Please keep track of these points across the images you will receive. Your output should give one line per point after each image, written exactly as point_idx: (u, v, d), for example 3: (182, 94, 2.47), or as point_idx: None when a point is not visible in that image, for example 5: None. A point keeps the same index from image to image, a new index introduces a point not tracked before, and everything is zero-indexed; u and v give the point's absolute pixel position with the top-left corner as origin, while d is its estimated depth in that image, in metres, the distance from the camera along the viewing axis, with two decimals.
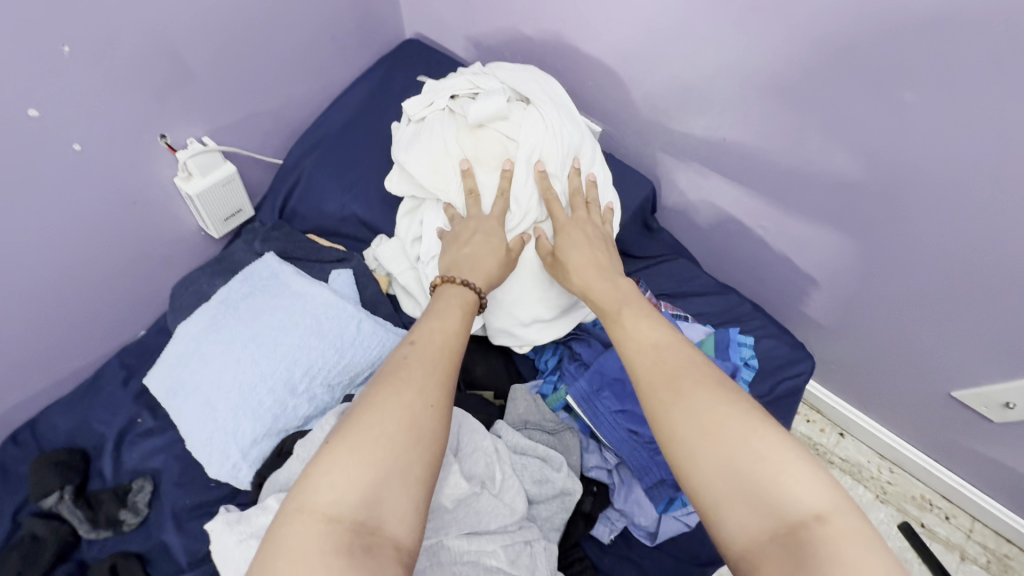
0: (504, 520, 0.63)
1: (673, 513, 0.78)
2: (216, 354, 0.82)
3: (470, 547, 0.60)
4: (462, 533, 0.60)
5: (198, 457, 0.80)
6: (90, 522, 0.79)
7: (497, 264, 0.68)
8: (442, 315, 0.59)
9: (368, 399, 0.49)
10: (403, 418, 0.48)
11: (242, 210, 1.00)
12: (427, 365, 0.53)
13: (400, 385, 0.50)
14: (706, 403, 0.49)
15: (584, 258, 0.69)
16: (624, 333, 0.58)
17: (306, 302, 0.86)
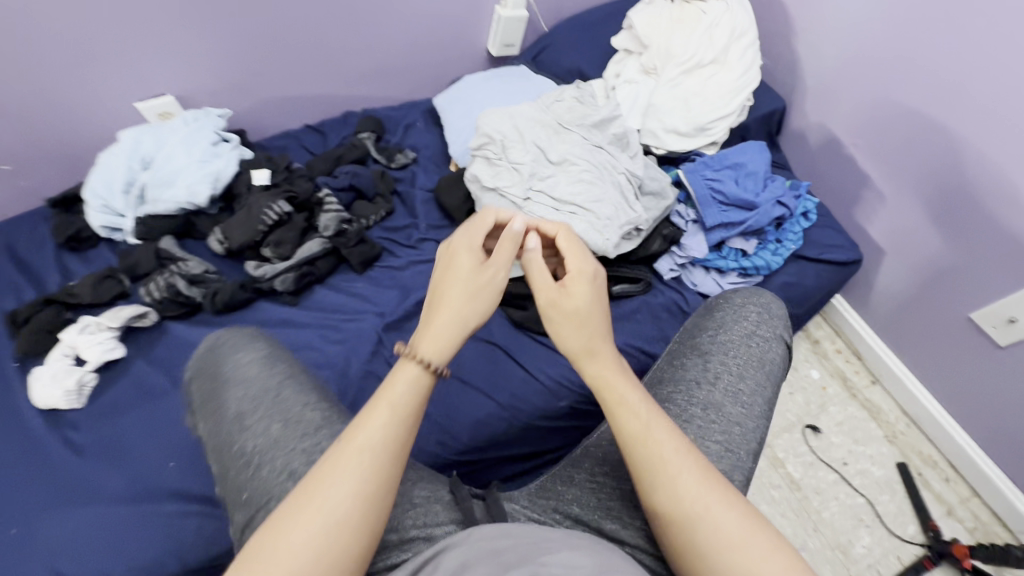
0: (628, 166, 1.05)
1: (715, 276, 1.15)
2: (481, 94, 1.39)
3: (607, 159, 1.03)
4: (605, 152, 1.04)
5: (449, 140, 1.36)
6: (379, 155, 1.38)
7: (473, 303, 0.65)
8: (409, 385, 0.59)
9: (323, 477, 0.54)
10: (362, 480, 0.54)
11: (513, 45, 1.60)
12: (387, 423, 0.57)
13: (348, 468, 0.54)
14: (697, 487, 0.57)
15: (572, 327, 0.67)
16: (628, 418, 0.62)
17: (539, 86, 1.40)
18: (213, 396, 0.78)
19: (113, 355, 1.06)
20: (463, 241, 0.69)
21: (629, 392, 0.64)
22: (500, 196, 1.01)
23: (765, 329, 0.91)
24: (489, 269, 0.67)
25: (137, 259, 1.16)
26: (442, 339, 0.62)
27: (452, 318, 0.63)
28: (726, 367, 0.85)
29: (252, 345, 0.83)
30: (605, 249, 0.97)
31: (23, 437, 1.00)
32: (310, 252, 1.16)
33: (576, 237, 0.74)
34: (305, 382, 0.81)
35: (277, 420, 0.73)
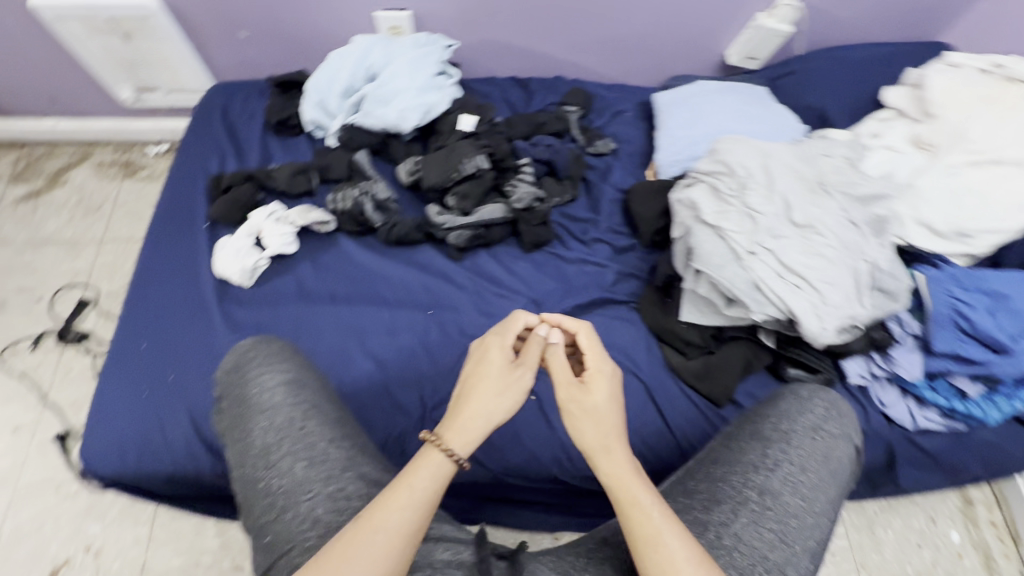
0: (874, 253, 0.89)
1: (912, 404, 0.99)
2: (714, 103, 1.24)
3: (854, 238, 0.88)
4: (855, 229, 0.89)
5: (658, 144, 1.24)
6: (579, 134, 1.30)
7: (499, 400, 0.69)
8: (431, 475, 0.64)
9: (339, 545, 0.59)
10: (383, 549, 0.59)
11: (755, 59, 1.42)
12: (407, 507, 0.62)
13: (370, 540, 0.59)
14: None
15: (590, 425, 0.69)
16: (634, 516, 0.64)
17: (781, 116, 1.22)
18: (239, 420, 0.82)
19: (288, 249, 1.10)
20: (496, 340, 0.75)
21: (642, 489, 0.66)
22: (720, 237, 0.91)
23: (832, 424, 0.85)
24: (516, 372, 0.71)
25: (330, 163, 1.19)
26: (468, 434, 0.67)
27: (478, 416, 0.68)
28: (786, 455, 0.80)
29: (280, 364, 0.86)
30: (819, 337, 0.85)
31: (196, 296, 1.07)
32: (490, 216, 1.12)
33: (599, 342, 0.77)
34: (328, 416, 0.83)
35: (301, 460, 0.76)
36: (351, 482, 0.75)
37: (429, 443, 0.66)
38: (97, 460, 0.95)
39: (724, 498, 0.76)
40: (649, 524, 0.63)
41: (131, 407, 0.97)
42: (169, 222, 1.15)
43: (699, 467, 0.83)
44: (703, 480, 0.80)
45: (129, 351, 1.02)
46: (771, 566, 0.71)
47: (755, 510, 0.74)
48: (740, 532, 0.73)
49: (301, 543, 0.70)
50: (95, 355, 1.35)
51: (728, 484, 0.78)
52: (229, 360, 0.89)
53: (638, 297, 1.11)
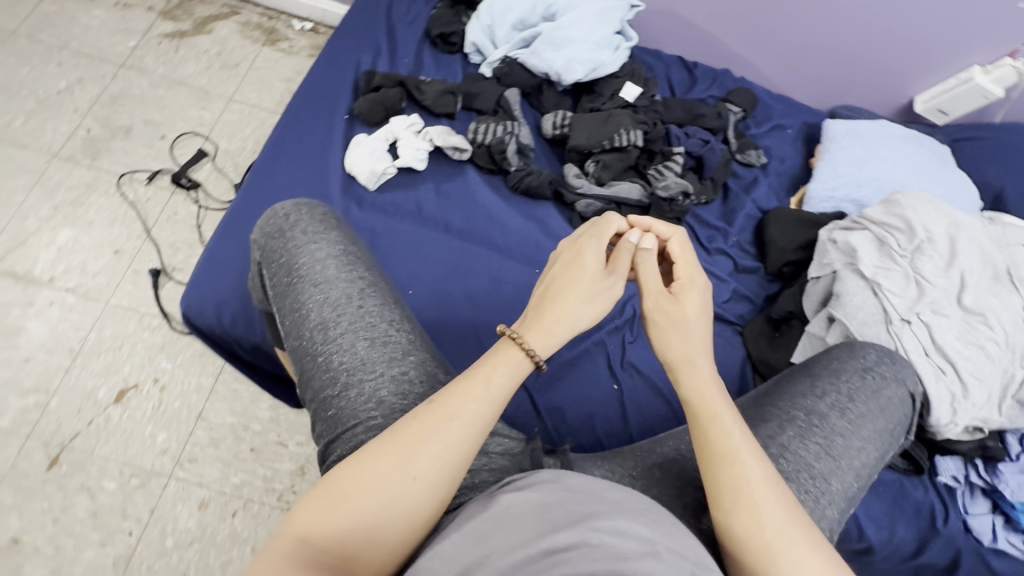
0: None
1: (998, 524, 0.92)
2: (890, 149, 1.14)
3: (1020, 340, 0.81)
4: None
5: (816, 172, 1.16)
6: (733, 138, 1.22)
7: (588, 306, 0.66)
8: (509, 372, 0.62)
9: (415, 428, 0.57)
10: (457, 436, 0.57)
11: (947, 114, 1.28)
12: (483, 400, 0.59)
13: (447, 429, 0.57)
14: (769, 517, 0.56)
15: (675, 338, 0.66)
16: (714, 433, 0.61)
17: (960, 186, 1.11)
18: (289, 292, 0.74)
19: (418, 165, 1.09)
20: (591, 245, 0.70)
21: (725, 407, 0.62)
22: (874, 294, 0.85)
23: (883, 368, 0.76)
24: (608, 281, 0.68)
25: (479, 91, 1.15)
26: (552, 334, 0.64)
27: (566, 318, 0.65)
28: (836, 385, 0.72)
29: (330, 237, 0.79)
30: (945, 430, 0.80)
31: (322, 184, 1.08)
32: (624, 194, 1.08)
33: (692, 252, 0.74)
34: (385, 297, 0.76)
35: (362, 339, 0.69)
36: (414, 367, 0.69)
37: (508, 338, 0.63)
38: (196, 309, 0.98)
39: (768, 415, 0.69)
40: (731, 440, 0.60)
41: (239, 272, 1.00)
42: (311, 103, 1.15)
43: (746, 398, 0.76)
44: (741, 406, 0.73)
45: (247, 216, 1.05)
46: (813, 479, 0.63)
47: (802, 425, 0.66)
48: (785, 443, 0.65)
49: (364, 421, 0.64)
50: (201, 206, 1.39)
51: (777, 406, 0.70)
52: (272, 221, 0.81)
53: (747, 322, 1.06)
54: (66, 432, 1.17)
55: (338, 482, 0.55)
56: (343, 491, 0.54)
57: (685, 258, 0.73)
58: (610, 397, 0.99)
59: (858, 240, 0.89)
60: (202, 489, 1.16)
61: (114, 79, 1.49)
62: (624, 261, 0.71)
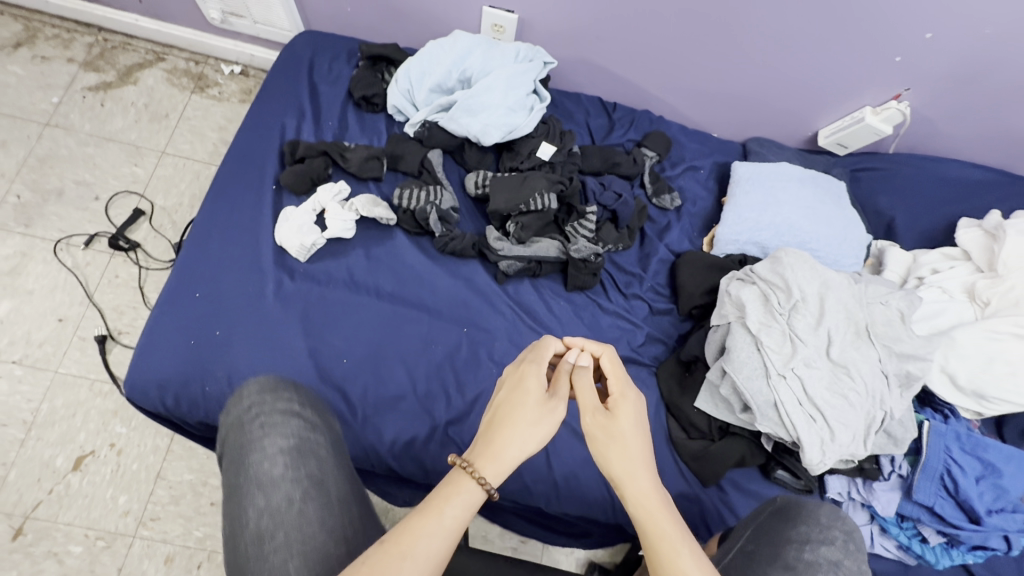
0: (894, 403, 0.94)
1: (873, 531, 1.07)
2: (789, 192, 1.24)
3: (880, 385, 0.92)
4: (885, 376, 0.92)
5: (723, 216, 1.25)
6: (649, 183, 1.29)
7: (534, 430, 0.74)
8: (464, 504, 0.68)
9: (365, 573, 0.60)
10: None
11: (846, 147, 1.38)
12: (438, 535, 0.65)
13: (402, 570, 0.61)
14: None
15: (614, 451, 0.75)
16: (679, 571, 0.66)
17: (850, 224, 1.22)
18: (238, 493, 0.79)
19: (346, 235, 1.14)
20: (533, 369, 0.80)
21: (671, 526, 0.69)
22: (757, 350, 0.95)
23: (853, 545, 0.82)
24: (551, 403, 0.77)
25: (404, 154, 1.20)
26: (502, 462, 0.71)
27: (518, 441, 0.73)
28: (828, 573, 0.77)
29: (284, 417, 0.86)
30: (816, 468, 0.91)
31: (253, 259, 1.12)
32: (544, 253, 1.15)
33: (621, 366, 0.85)
34: (329, 500, 0.79)
35: (294, 556, 0.72)
36: None
37: (460, 469, 0.70)
38: (141, 392, 1.04)
39: None
40: (680, 559, 0.67)
41: (179, 357, 1.05)
42: (238, 175, 1.18)
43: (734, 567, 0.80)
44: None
45: (183, 297, 1.08)
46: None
47: None
48: None
49: None
50: (142, 267, 1.41)
51: None
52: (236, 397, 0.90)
53: (660, 363, 1.16)
54: (27, 503, 1.22)
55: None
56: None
57: (617, 372, 0.84)
58: None
59: (749, 299, 0.99)
60: (166, 545, 1.23)
61: (40, 139, 1.47)
62: (563, 383, 0.82)
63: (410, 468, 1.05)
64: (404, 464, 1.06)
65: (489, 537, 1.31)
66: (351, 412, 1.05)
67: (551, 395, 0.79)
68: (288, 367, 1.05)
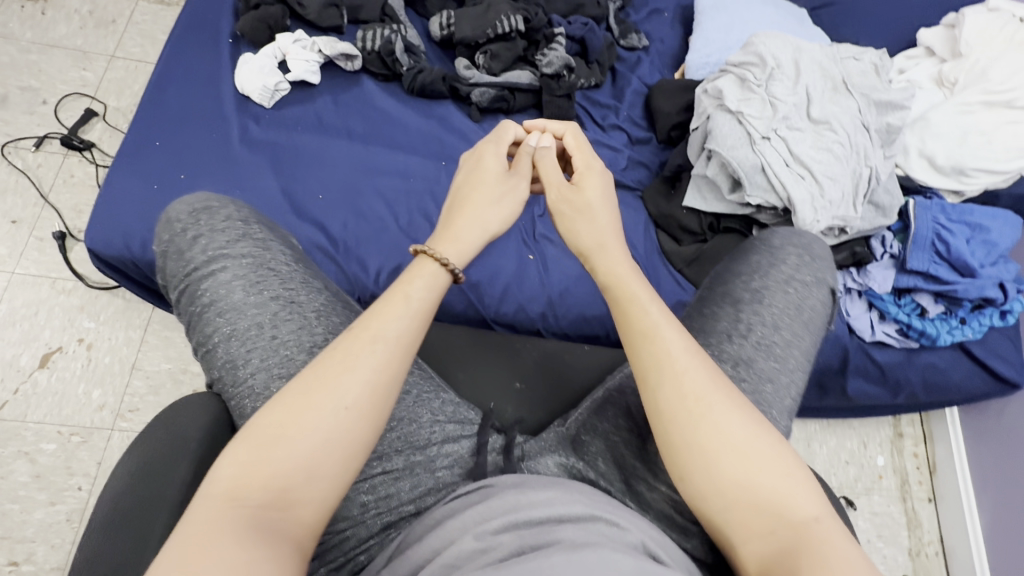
0: (878, 161, 0.94)
1: (873, 318, 1.07)
2: (753, 15, 1.24)
3: (863, 140, 0.92)
4: (867, 131, 0.92)
5: (691, 44, 1.24)
6: (615, 24, 1.28)
7: (497, 210, 0.74)
8: (426, 287, 0.63)
9: (335, 359, 0.54)
10: (383, 355, 0.55)
11: None
12: (405, 315, 0.59)
13: (375, 349, 0.55)
14: (726, 419, 0.56)
15: (585, 226, 0.74)
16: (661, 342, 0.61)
17: (815, 38, 1.23)
18: (197, 323, 0.67)
19: (310, 78, 1.10)
20: (491, 149, 0.78)
21: (642, 290, 0.66)
22: (739, 122, 0.94)
23: (804, 273, 0.79)
24: (509, 179, 0.76)
25: (364, 3, 1.17)
26: (463, 242, 0.70)
27: (477, 221, 0.71)
28: (759, 317, 0.74)
29: (230, 237, 0.71)
30: (810, 227, 0.90)
31: (215, 107, 1.08)
32: (515, 81, 1.13)
33: (585, 139, 0.82)
34: (311, 314, 0.68)
35: (280, 376, 0.62)
36: None
37: (423, 255, 0.65)
38: (104, 241, 0.98)
39: None
40: (649, 317, 0.63)
41: (144, 203, 0.99)
42: (190, 30, 1.13)
43: None
44: None
45: (142, 146, 1.03)
46: (728, 355, 0.71)
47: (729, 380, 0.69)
48: None
49: None
50: (99, 166, 1.34)
51: None
52: (170, 224, 0.73)
53: (645, 185, 1.15)
54: None
55: (263, 431, 0.49)
56: (268, 434, 0.49)
57: (577, 143, 0.82)
58: (528, 266, 1.05)
59: (726, 82, 0.99)
60: None
61: None
62: (524, 162, 0.79)
63: None
64: None
65: None
66: (333, 245, 1.01)
67: (514, 179, 0.77)
68: (260, 204, 1.01)
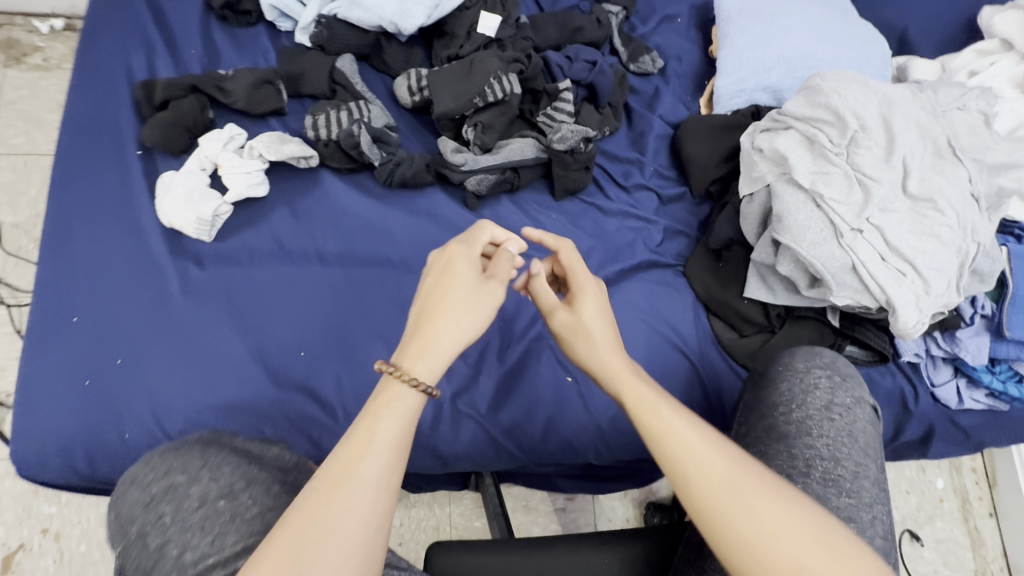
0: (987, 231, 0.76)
1: (960, 385, 0.95)
2: (790, 18, 1.00)
3: (973, 213, 0.74)
4: (976, 201, 0.74)
5: (719, 64, 1.00)
6: (621, 46, 1.03)
7: (471, 316, 0.60)
8: (406, 404, 0.54)
9: (302, 514, 0.47)
10: (364, 485, 0.49)
11: None
12: (387, 445, 0.52)
13: (353, 492, 0.49)
14: (758, 504, 0.48)
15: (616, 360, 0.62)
16: (677, 425, 0.55)
17: (868, 40, 1.00)
18: None
19: (257, 193, 0.85)
20: (463, 249, 0.65)
21: (651, 392, 0.58)
22: (817, 207, 0.75)
23: (845, 389, 0.67)
24: (488, 283, 0.63)
25: (304, 69, 0.90)
26: (433, 352, 0.58)
27: (449, 328, 0.59)
28: (816, 455, 0.61)
29: (212, 530, 0.51)
30: (913, 331, 0.74)
31: (140, 251, 0.82)
32: (517, 156, 0.90)
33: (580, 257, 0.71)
34: None
35: None
36: None
37: (387, 374, 0.55)
38: (37, 465, 0.76)
39: None
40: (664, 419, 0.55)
41: (73, 406, 0.76)
42: (83, 145, 0.85)
43: None
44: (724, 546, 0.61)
45: (57, 324, 0.79)
46: None
47: None
48: None
49: None
50: (11, 305, 1.08)
51: None
52: (118, 523, 0.54)
53: (686, 259, 0.95)
54: None
55: None
56: None
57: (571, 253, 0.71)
58: (568, 391, 0.87)
59: (793, 148, 0.78)
60: None
61: None
62: (503, 266, 0.67)
63: (422, 461, 0.84)
64: (414, 459, 0.84)
65: (532, 505, 1.16)
66: (330, 416, 0.80)
67: (493, 279, 0.65)
68: (229, 379, 0.79)
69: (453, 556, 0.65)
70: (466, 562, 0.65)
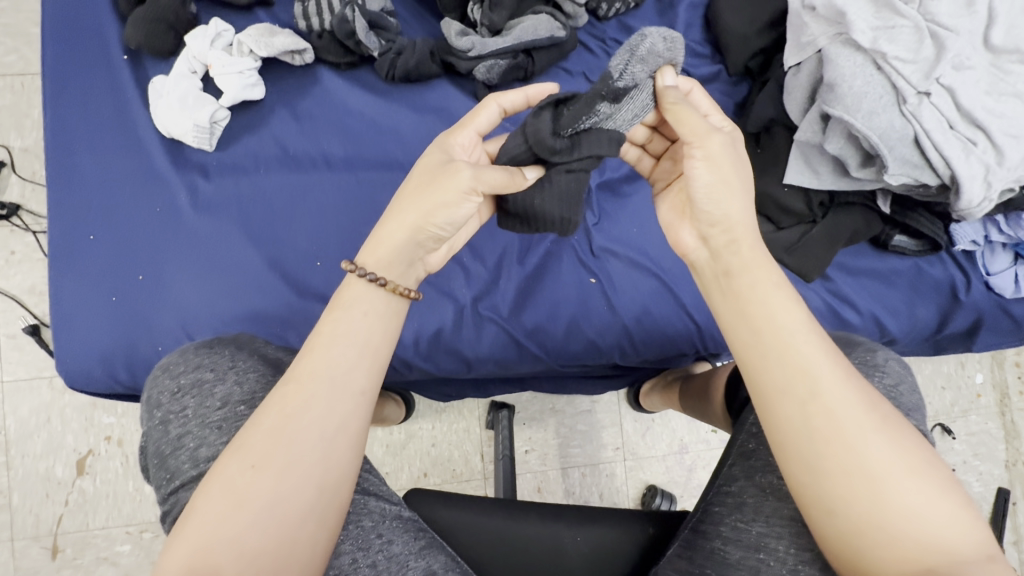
0: None
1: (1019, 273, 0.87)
2: None
3: None
4: None
5: None
6: None
7: (422, 197, 0.56)
8: (366, 313, 0.54)
9: (272, 412, 0.48)
10: (350, 363, 0.51)
11: None
12: (356, 346, 0.52)
13: (314, 396, 0.49)
14: (852, 400, 0.45)
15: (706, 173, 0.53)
16: (773, 302, 0.49)
17: None
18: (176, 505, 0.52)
19: (252, 95, 0.80)
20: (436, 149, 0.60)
21: (743, 255, 0.52)
22: (878, 68, 0.66)
23: None
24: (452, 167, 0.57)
25: None
26: (390, 251, 0.57)
27: (402, 214, 0.57)
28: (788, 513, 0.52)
29: (227, 430, 0.55)
30: (977, 211, 0.66)
31: (144, 164, 0.80)
32: (533, 37, 0.80)
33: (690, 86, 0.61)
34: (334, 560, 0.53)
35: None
36: None
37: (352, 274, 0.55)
38: (81, 375, 0.78)
39: None
40: (780, 314, 0.49)
41: (105, 320, 0.78)
42: (68, 53, 0.80)
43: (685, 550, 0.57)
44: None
45: (71, 242, 0.79)
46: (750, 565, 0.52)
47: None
48: None
49: None
50: (37, 232, 1.10)
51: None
52: (150, 406, 0.59)
53: None
54: (49, 520, 1.07)
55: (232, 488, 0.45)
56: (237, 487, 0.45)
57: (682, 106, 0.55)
58: (591, 292, 0.84)
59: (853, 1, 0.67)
60: None
61: None
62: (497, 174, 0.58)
63: (447, 364, 0.84)
64: (439, 362, 0.84)
65: (558, 408, 1.18)
66: None
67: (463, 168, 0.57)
68: (249, 288, 0.79)
69: (431, 506, 0.67)
70: (441, 515, 0.67)
